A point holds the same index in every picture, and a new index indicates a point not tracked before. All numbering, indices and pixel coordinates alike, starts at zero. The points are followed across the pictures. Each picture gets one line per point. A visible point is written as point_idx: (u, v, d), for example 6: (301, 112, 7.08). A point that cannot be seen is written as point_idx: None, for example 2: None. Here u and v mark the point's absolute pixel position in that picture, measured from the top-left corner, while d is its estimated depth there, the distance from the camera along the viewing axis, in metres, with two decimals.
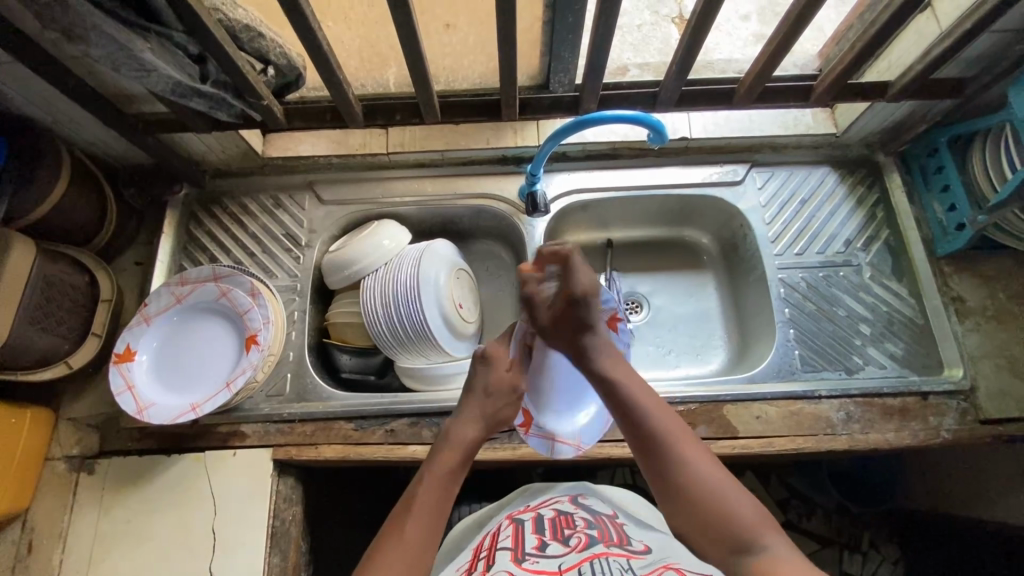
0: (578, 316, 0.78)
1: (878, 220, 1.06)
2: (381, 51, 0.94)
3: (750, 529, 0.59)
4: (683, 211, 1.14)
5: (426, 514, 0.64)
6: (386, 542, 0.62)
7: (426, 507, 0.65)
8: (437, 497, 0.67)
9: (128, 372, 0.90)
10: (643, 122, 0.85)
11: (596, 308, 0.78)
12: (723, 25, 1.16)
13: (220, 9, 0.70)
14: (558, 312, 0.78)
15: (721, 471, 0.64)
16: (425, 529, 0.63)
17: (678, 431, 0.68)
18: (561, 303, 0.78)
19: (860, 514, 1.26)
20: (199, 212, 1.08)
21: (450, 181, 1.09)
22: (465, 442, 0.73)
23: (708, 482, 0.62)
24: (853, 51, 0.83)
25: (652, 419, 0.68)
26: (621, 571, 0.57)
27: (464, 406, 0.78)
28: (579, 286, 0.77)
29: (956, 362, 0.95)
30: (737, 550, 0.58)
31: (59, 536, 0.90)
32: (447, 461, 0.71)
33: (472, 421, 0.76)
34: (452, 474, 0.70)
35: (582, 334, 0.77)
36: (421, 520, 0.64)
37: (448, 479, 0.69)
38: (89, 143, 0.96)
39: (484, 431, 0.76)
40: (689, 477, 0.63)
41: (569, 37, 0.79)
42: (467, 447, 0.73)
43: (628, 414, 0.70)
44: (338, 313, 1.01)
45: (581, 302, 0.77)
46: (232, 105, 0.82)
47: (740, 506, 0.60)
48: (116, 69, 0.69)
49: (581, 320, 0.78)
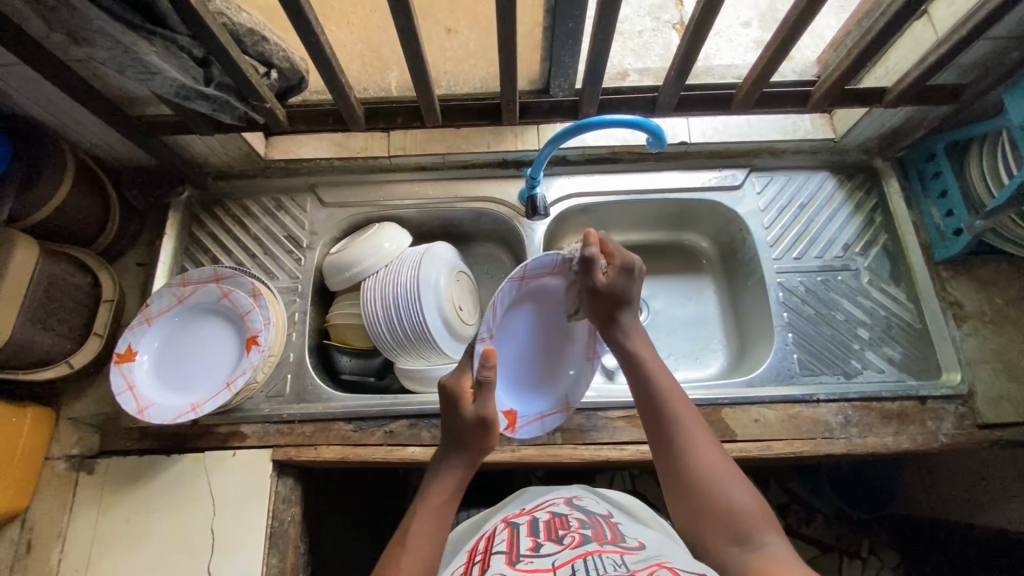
0: (624, 288, 0.79)
1: (876, 224, 1.06)
2: (382, 55, 0.96)
3: (751, 521, 0.59)
4: (683, 215, 1.15)
5: (422, 547, 0.65)
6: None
7: (420, 541, 0.66)
8: (431, 532, 0.67)
9: (128, 372, 0.90)
10: (642, 127, 0.86)
11: (639, 287, 0.80)
12: (724, 31, 1.17)
13: (224, 14, 0.71)
14: (608, 281, 0.79)
15: (729, 463, 0.65)
16: (421, 563, 0.63)
17: (695, 420, 0.69)
18: (614, 273, 0.79)
19: (860, 520, 1.25)
20: (201, 214, 1.09)
21: (451, 184, 1.10)
22: (454, 480, 0.72)
23: (716, 472, 0.63)
24: (851, 58, 0.84)
25: (673, 402, 0.70)
26: (614, 567, 0.57)
27: (445, 446, 0.75)
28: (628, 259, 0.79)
29: (953, 366, 0.95)
30: (734, 541, 0.58)
31: (58, 535, 0.91)
32: (437, 496, 0.70)
33: (458, 456, 0.73)
34: (443, 509, 0.69)
35: (618, 309, 0.79)
36: (415, 557, 0.63)
37: (441, 510, 0.69)
38: (92, 145, 0.97)
39: (469, 465, 0.73)
40: (698, 462, 0.64)
41: (570, 42, 0.80)
42: (456, 482, 0.72)
43: (648, 395, 0.71)
44: (339, 314, 1.02)
45: (630, 274, 0.79)
46: (236, 108, 0.83)
47: (742, 497, 0.61)
48: (121, 71, 0.70)
49: (624, 295, 0.79)
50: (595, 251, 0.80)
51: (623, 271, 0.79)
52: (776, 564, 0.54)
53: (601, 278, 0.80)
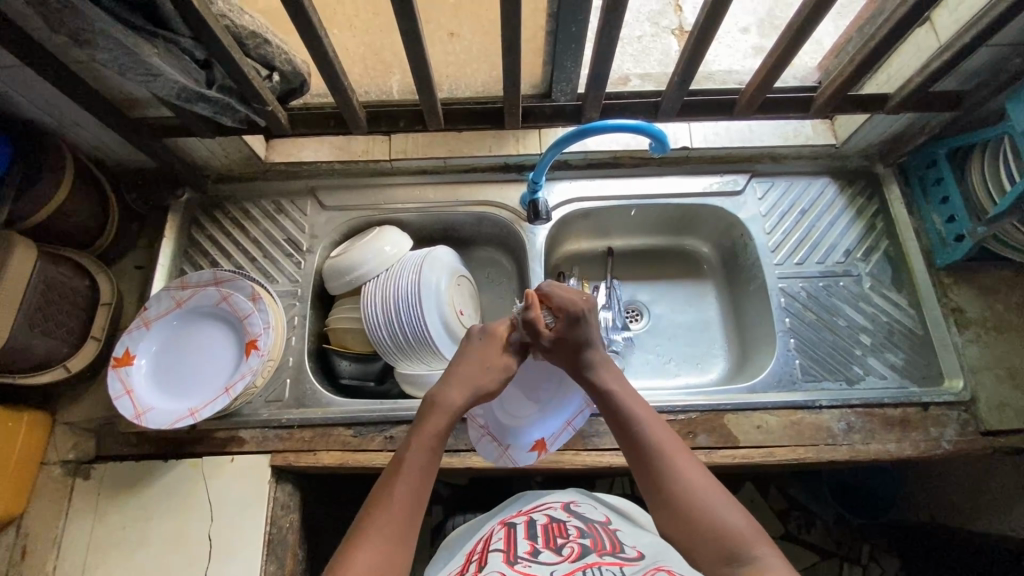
0: (575, 335, 0.73)
1: (877, 230, 1.06)
2: (384, 59, 0.96)
3: (741, 539, 0.58)
4: (684, 220, 1.15)
5: (413, 481, 0.61)
6: (371, 514, 0.59)
7: (413, 474, 0.62)
8: (424, 467, 0.63)
9: (126, 376, 0.90)
10: (644, 132, 0.86)
11: (592, 327, 0.74)
12: (723, 37, 1.17)
13: (227, 16, 0.70)
14: (557, 333, 0.73)
15: (711, 480, 0.64)
16: (410, 497, 0.60)
17: (672, 442, 0.67)
18: (560, 324, 0.73)
19: (861, 527, 1.25)
20: (200, 217, 1.08)
21: (452, 188, 1.10)
22: (452, 408, 0.68)
23: (698, 490, 0.62)
24: (854, 64, 0.84)
25: (648, 427, 0.68)
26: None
27: (452, 372, 0.72)
28: (573, 304, 0.74)
29: (955, 373, 0.95)
30: (727, 561, 0.58)
31: (54, 542, 0.89)
32: (437, 423, 0.66)
33: (461, 385, 0.70)
34: (438, 441, 0.65)
35: (578, 356, 0.73)
36: (407, 490, 0.60)
37: (435, 442, 0.65)
38: (91, 147, 0.96)
39: (471, 400, 0.70)
40: (680, 485, 0.63)
41: (572, 47, 0.80)
42: (454, 413, 0.68)
43: (623, 425, 0.69)
44: (339, 319, 1.01)
45: (578, 322, 0.73)
46: (237, 111, 0.83)
47: (728, 516, 0.60)
48: (123, 73, 0.69)
49: (580, 340, 0.73)
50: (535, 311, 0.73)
51: (568, 317, 0.73)
52: None
53: (550, 332, 0.74)
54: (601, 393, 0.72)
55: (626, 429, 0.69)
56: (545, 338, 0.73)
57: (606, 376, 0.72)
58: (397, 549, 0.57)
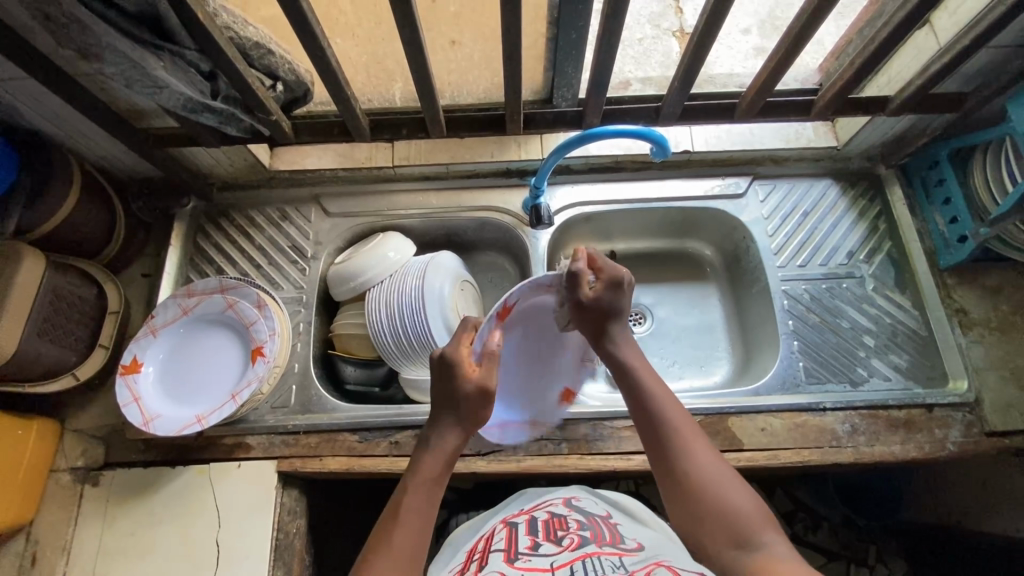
0: (613, 301, 0.75)
1: (880, 232, 1.06)
2: (386, 67, 0.97)
3: (747, 521, 0.58)
4: (686, 223, 1.15)
5: (414, 528, 0.62)
6: (371, 560, 0.60)
7: (413, 518, 0.63)
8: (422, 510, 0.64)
9: (133, 384, 0.90)
10: (647, 137, 0.86)
11: (629, 299, 0.76)
12: (724, 38, 1.18)
13: (231, 28, 0.71)
14: (594, 295, 0.75)
15: (726, 467, 0.63)
16: (413, 543, 0.61)
17: (691, 427, 0.66)
18: (601, 286, 0.75)
19: (867, 527, 1.24)
20: (206, 225, 1.09)
21: (454, 194, 1.10)
22: (448, 449, 0.68)
23: (711, 477, 0.61)
24: (853, 68, 0.84)
25: (666, 411, 0.67)
26: (613, 568, 0.58)
27: (438, 412, 0.69)
28: (619, 271, 0.75)
29: (960, 374, 0.95)
30: (732, 545, 0.58)
31: (63, 548, 0.91)
32: (430, 469, 0.66)
33: (455, 421, 0.69)
34: (435, 482, 0.66)
35: (608, 322, 0.75)
36: (407, 536, 0.61)
37: (433, 484, 0.66)
38: (98, 157, 0.97)
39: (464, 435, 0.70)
40: (692, 470, 0.62)
41: (573, 52, 0.80)
42: (449, 453, 0.68)
43: (639, 405, 0.69)
44: (343, 325, 1.02)
45: (619, 290, 0.75)
46: (242, 121, 0.83)
47: (739, 503, 0.59)
48: (129, 86, 0.71)
49: (614, 307, 0.75)
50: (584, 266, 0.77)
51: (610, 280, 0.75)
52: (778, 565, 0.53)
53: (588, 292, 0.75)
54: (622, 369, 0.72)
55: (643, 410, 0.68)
56: (582, 295, 0.75)
57: (628, 353, 0.73)
58: None
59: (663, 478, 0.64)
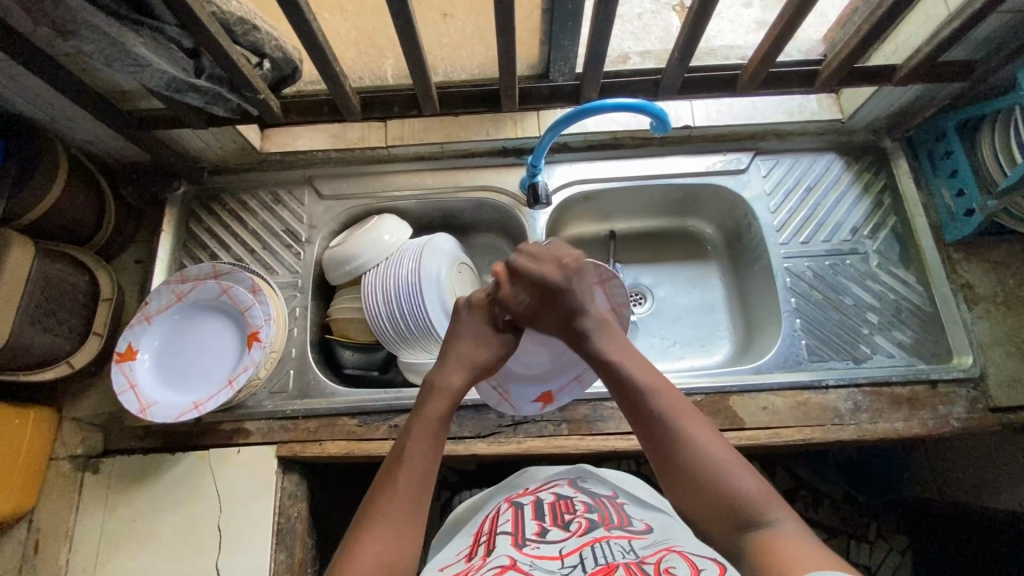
0: (557, 305, 0.69)
1: (885, 207, 1.04)
2: (377, 43, 0.94)
3: (752, 503, 0.56)
4: (687, 201, 1.13)
5: (416, 466, 0.61)
6: (377, 506, 0.59)
7: (417, 457, 0.62)
8: (428, 450, 0.63)
9: (130, 371, 0.90)
10: (646, 111, 0.84)
11: (574, 293, 0.70)
12: (725, 11, 1.14)
13: (213, 2, 0.68)
14: (529, 309, 0.70)
15: (720, 441, 0.61)
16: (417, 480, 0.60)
17: (682, 403, 0.64)
18: (529, 300, 0.70)
19: (867, 504, 1.23)
20: (198, 209, 1.07)
21: (450, 174, 1.08)
22: (453, 390, 0.67)
23: (706, 454, 0.60)
24: (860, 35, 0.81)
25: (651, 388, 0.65)
26: (623, 554, 0.58)
27: (448, 352, 0.70)
28: (541, 278, 0.69)
29: (964, 349, 0.94)
30: (732, 525, 0.56)
31: (65, 536, 0.90)
32: (436, 407, 0.65)
33: (459, 364, 0.68)
34: (440, 425, 0.64)
35: (569, 324, 0.70)
36: (411, 475, 0.60)
37: (436, 428, 0.64)
38: (85, 141, 0.95)
39: (471, 378, 0.68)
40: (689, 450, 0.60)
41: (569, 24, 0.78)
42: (454, 395, 0.67)
43: (629, 397, 0.65)
44: (340, 309, 1.01)
45: (560, 289, 0.69)
46: (228, 100, 0.81)
47: (737, 479, 0.58)
48: (110, 65, 0.68)
49: (562, 311, 0.69)
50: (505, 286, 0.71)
51: (543, 291, 0.69)
52: (783, 542, 0.52)
53: (523, 306, 0.71)
54: (598, 361, 0.68)
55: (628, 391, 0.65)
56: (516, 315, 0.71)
57: (606, 344, 0.68)
58: (401, 549, 0.56)
59: (657, 458, 0.62)
